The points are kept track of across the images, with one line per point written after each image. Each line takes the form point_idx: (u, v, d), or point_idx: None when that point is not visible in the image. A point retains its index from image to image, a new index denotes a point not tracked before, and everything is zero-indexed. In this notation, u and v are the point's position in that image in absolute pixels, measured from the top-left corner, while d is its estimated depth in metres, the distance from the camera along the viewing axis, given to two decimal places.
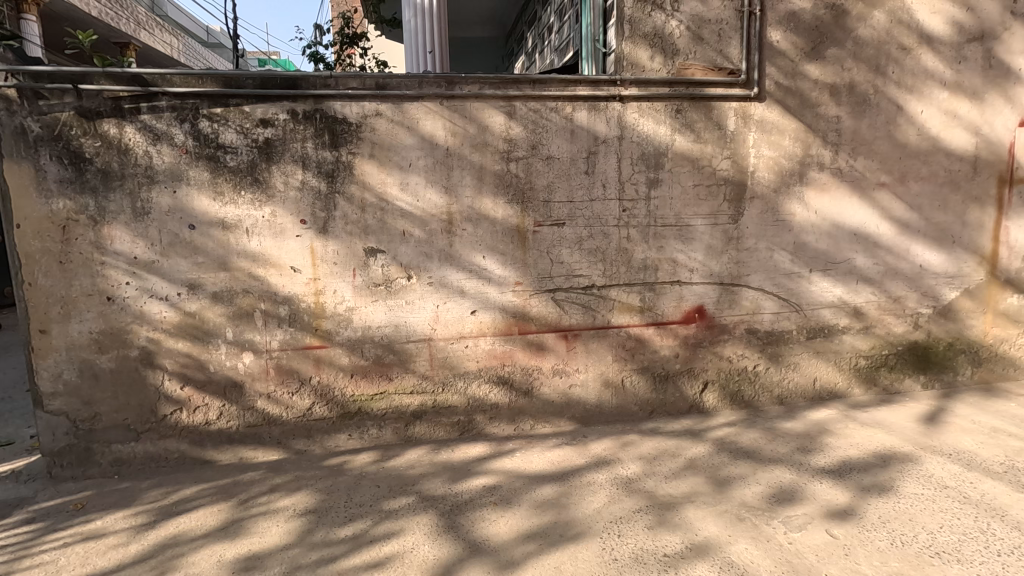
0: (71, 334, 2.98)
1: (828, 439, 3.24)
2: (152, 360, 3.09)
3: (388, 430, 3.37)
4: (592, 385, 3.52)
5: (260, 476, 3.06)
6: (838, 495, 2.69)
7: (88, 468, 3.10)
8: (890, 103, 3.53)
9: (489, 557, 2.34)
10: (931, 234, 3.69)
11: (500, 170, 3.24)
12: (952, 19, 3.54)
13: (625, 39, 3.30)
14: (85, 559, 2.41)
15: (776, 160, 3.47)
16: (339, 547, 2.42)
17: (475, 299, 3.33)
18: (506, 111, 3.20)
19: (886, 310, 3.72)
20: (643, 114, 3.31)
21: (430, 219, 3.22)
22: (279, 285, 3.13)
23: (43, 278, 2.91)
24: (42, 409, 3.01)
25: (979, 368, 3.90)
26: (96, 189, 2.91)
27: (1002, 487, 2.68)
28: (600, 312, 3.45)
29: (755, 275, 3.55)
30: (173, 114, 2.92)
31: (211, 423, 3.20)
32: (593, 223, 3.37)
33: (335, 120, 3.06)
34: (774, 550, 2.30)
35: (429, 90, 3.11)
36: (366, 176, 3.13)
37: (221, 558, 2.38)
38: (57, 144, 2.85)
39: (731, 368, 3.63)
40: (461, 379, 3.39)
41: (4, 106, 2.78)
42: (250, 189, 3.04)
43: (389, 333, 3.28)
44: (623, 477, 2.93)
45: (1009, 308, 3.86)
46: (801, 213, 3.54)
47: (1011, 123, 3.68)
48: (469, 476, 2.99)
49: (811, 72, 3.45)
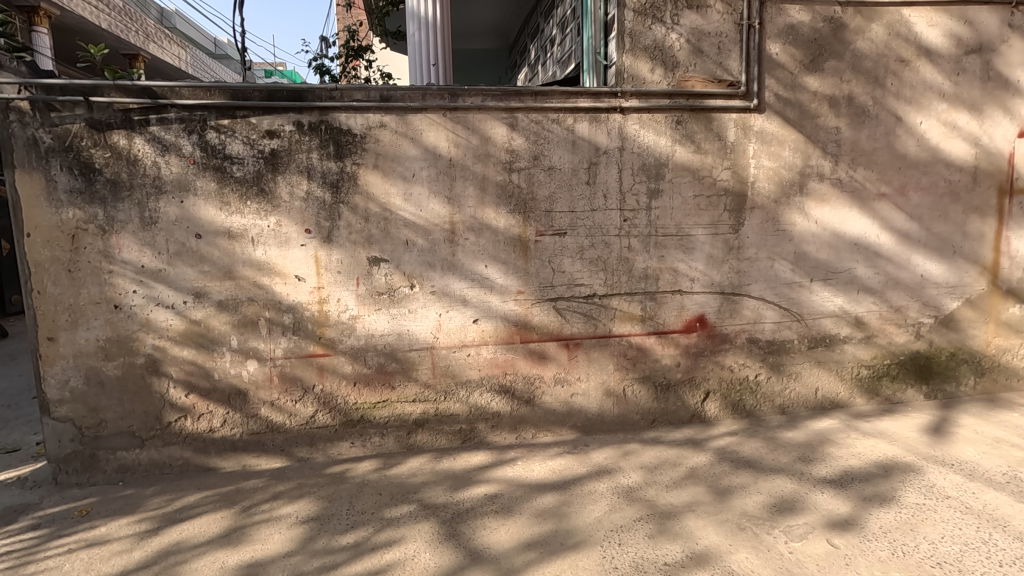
0: (79, 341, 3.02)
1: (830, 448, 3.24)
2: (157, 367, 3.12)
3: (390, 438, 3.38)
4: (594, 394, 3.54)
5: (264, 484, 3.07)
6: (839, 504, 2.68)
7: (94, 475, 3.13)
8: (889, 114, 3.56)
9: (490, 564, 2.34)
10: (932, 245, 3.70)
11: (502, 181, 3.28)
12: (950, 31, 3.57)
13: (626, 52, 3.35)
14: (90, 564, 2.43)
15: (776, 171, 3.50)
16: (340, 554, 2.43)
17: (478, 308, 3.35)
18: (508, 122, 3.24)
19: (887, 319, 3.73)
20: (643, 125, 3.35)
21: (432, 228, 3.26)
22: (284, 293, 3.17)
23: (52, 287, 2.96)
24: (49, 416, 3.04)
25: (982, 378, 3.90)
26: (105, 199, 2.96)
27: (1004, 498, 2.68)
28: (601, 321, 3.48)
29: (756, 285, 3.56)
30: (182, 126, 2.97)
31: (215, 431, 3.23)
32: (594, 233, 3.40)
33: (340, 131, 3.11)
34: (774, 560, 2.30)
35: (432, 102, 3.15)
36: (370, 186, 3.17)
37: (223, 564, 2.40)
38: (68, 155, 2.90)
39: (732, 378, 3.65)
40: (463, 388, 3.41)
41: (17, 118, 2.84)
42: (256, 199, 3.09)
43: (392, 341, 3.30)
44: (624, 486, 2.93)
45: (1011, 318, 3.87)
46: (802, 224, 3.56)
47: (1010, 133, 3.70)
48: (470, 484, 3.00)
49: (810, 83, 3.48)
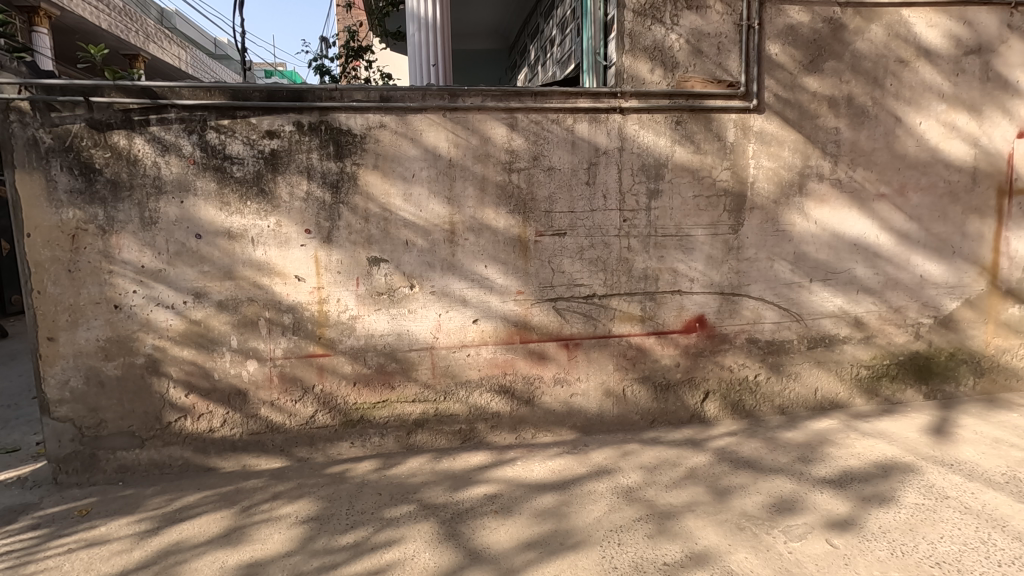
0: (79, 341, 3.02)
1: (829, 448, 3.24)
2: (157, 367, 3.13)
3: (390, 438, 3.39)
4: (594, 394, 3.54)
5: (263, 484, 3.07)
6: (838, 505, 2.69)
7: (93, 475, 3.13)
8: (889, 114, 3.57)
9: (489, 564, 2.35)
10: (931, 245, 3.71)
11: (501, 181, 3.28)
12: (949, 32, 3.57)
13: (625, 52, 3.36)
14: (90, 564, 2.43)
15: (776, 171, 3.50)
16: (340, 554, 2.44)
17: (478, 308, 3.36)
18: (508, 122, 3.24)
19: (887, 319, 3.73)
20: (643, 125, 3.36)
21: (432, 228, 3.26)
22: (284, 293, 3.17)
23: (52, 287, 2.96)
24: (49, 416, 3.04)
25: (982, 378, 3.90)
26: (105, 199, 2.97)
27: (1003, 498, 2.68)
28: (601, 321, 3.48)
29: (755, 285, 3.57)
30: (182, 126, 2.98)
31: (215, 431, 3.23)
32: (594, 234, 3.40)
33: (340, 131, 3.11)
34: (773, 560, 2.30)
35: (432, 102, 3.16)
36: (370, 186, 3.18)
37: (222, 564, 2.40)
38: (68, 156, 2.90)
39: (732, 378, 3.65)
40: (463, 389, 3.41)
41: (17, 118, 2.85)
42: (256, 199, 3.09)
43: (392, 341, 3.31)
44: (623, 486, 2.94)
45: (1011, 319, 3.87)
46: (801, 225, 3.57)
47: (1010, 134, 3.70)
48: (470, 484, 3.01)
49: (809, 84, 3.49)
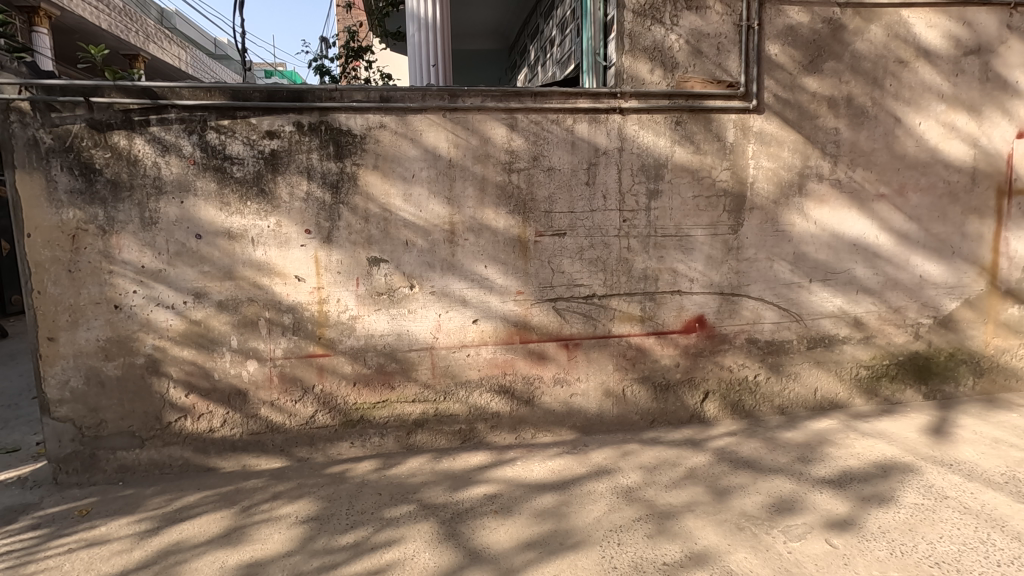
0: (79, 341, 3.03)
1: (829, 448, 3.25)
2: (157, 367, 3.13)
3: (389, 438, 3.39)
4: (593, 395, 3.55)
5: (263, 484, 3.08)
6: (838, 504, 2.69)
7: (94, 475, 3.14)
8: (888, 115, 3.57)
9: (489, 564, 2.35)
10: (931, 245, 3.71)
11: (501, 181, 3.28)
12: (948, 33, 3.57)
13: (625, 53, 3.36)
14: (90, 564, 2.44)
15: (775, 171, 3.51)
16: (340, 554, 2.44)
17: (478, 309, 3.36)
18: (508, 123, 3.25)
19: (886, 320, 3.73)
20: (643, 126, 3.36)
21: (432, 229, 3.27)
22: (284, 293, 3.18)
23: (53, 287, 2.96)
24: (49, 416, 3.05)
25: (981, 379, 3.90)
26: (105, 199, 2.97)
27: (1002, 498, 2.68)
28: (601, 321, 3.48)
29: (755, 285, 3.57)
30: (182, 126, 2.98)
31: (215, 431, 3.23)
32: (594, 234, 3.41)
33: (340, 132, 3.11)
34: (773, 560, 2.31)
35: (432, 103, 3.16)
36: (370, 186, 3.18)
37: (223, 564, 2.40)
38: (68, 156, 2.91)
39: (731, 378, 3.65)
40: (463, 389, 3.42)
41: (18, 118, 2.85)
42: (256, 199, 3.09)
43: (392, 341, 3.31)
44: (623, 486, 2.94)
45: (1010, 319, 3.87)
46: (801, 225, 3.57)
47: (1009, 134, 3.71)
48: (470, 484, 3.01)
49: (809, 84, 3.49)
